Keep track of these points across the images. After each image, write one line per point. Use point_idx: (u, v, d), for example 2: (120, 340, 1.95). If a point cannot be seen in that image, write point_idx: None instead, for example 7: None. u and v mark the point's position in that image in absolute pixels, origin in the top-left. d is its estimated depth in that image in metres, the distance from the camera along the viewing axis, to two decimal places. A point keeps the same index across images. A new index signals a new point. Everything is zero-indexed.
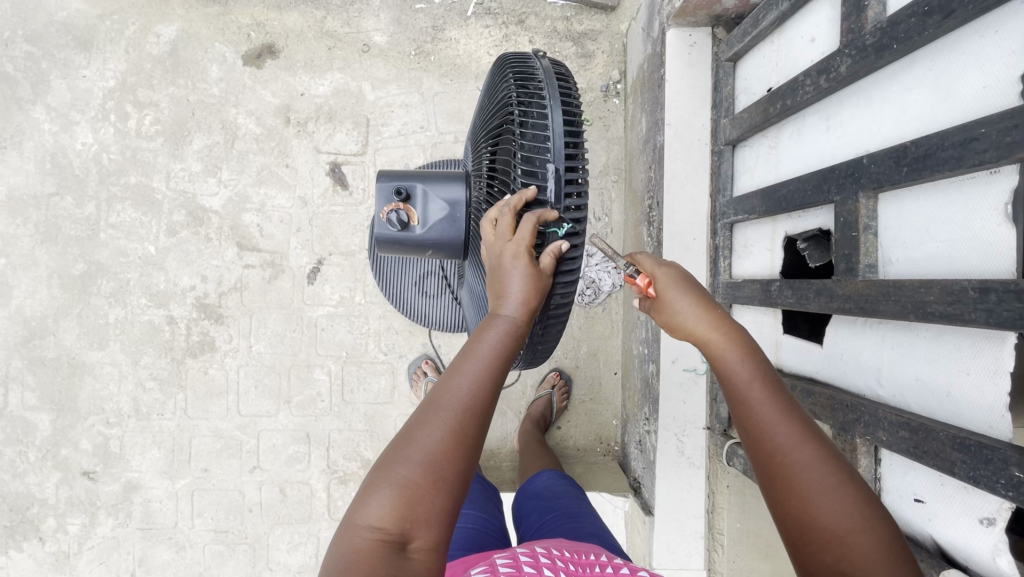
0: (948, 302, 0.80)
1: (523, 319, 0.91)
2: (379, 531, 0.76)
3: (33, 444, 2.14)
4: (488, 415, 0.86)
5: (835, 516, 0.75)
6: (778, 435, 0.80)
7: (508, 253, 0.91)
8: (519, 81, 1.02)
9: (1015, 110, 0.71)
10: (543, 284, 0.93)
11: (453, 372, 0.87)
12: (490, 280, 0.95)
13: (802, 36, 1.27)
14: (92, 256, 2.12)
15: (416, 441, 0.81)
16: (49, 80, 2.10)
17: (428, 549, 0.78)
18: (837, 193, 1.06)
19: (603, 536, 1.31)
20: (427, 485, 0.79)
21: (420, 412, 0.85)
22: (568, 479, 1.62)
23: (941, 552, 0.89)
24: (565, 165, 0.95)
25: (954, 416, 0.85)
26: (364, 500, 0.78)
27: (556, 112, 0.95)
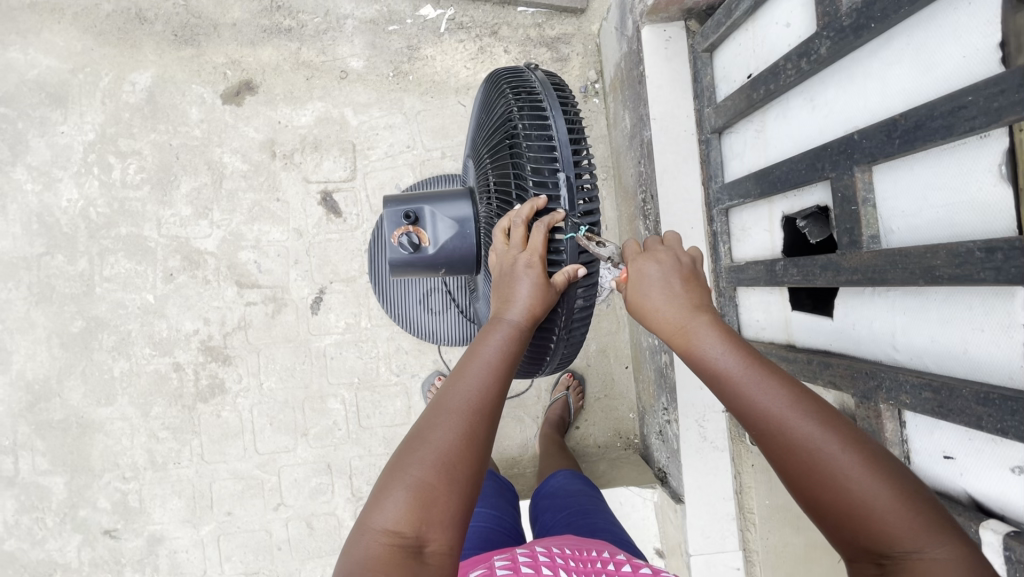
0: (956, 265, 0.84)
1: (531, 323, 0.93)
2: (394, 534, 0.78)
3: (50, 509, 2.10)
4: (496, 417, 0.89)
5: (844, 480, 0.77)
6: (776, 417, 0.82)
7: (521, 261, 0.93)
8: (519, 96, 1.05)
9: (1000, 76, 0.74)
10: (556, 290, 0.95)
11: (458, 376, 0.90)
12: (497, 285, 0.97)
13: (777, 22, 1.31)
14: (90, 311, 2.09)
15: (429, 441, 0.84)
16: (27, 140, 2.07)
17: (443, 553, 0.78)
18: (832, 169, 1.09)
19: (615, 532, 1.34)
20: (442, 486, 0.81)
21: (429, 414, 0.88)
22: (580, 477, 1.63)
23: (975, 504, 0.91)
24: (574, 172, 0.98)
25: (974, 371, 0.89)
26: (378, 504, 0.80)
27: (560, 123, 0.98)
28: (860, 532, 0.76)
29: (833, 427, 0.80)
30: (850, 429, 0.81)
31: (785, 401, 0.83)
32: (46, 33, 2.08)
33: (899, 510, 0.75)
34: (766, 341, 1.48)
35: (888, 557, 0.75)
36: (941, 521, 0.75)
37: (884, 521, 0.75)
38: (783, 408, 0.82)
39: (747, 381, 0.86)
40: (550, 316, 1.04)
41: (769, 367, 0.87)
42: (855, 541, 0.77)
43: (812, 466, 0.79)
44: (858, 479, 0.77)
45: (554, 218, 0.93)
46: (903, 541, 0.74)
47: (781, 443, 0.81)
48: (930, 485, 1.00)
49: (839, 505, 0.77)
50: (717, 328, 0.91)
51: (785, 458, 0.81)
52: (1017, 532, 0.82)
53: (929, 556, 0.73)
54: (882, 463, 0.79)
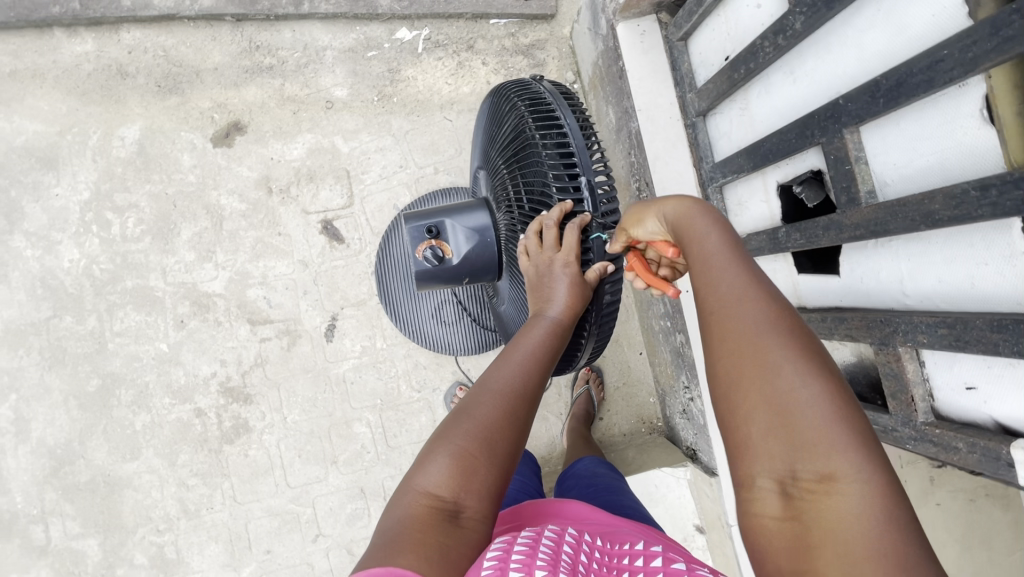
0: (954, 206, 0.90)
1: (570, 319, 0.99)
2: (434, 497, 0.83)
3: (87, 573, 2.07)
4: (535, 402, 0.94)
5: (787, 393, 0.72)
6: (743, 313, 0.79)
7: (558, 261, 0.98)
8: (531, 106, 1.09)
9: (971, 29, 0.81)
10: (589, 288, 1.00)
11: (502, 361, 0.96)
12: (534, 283, 1.02)
13: (747, 5, 1.38)
14: (105, 368, 2.09)
15: (471, 416, 0.89)
16: (22, 207, 2.08)
17: (477, 519, 0.83)
18: (822, 134, 1.16)
19: (640, 509, 1.42)
20: (482, 460, 0.86)
21: (472, 392, 0.94)
22: (606, 463, 1.67)
23: (1003, 428, 0.97)
24: (594, 174, 1.02)
25: (983, 303, 0.95)
26: (423, 468, 0.86)
27: (576, 129, 1.03)
28: (779, 444, 0.72)
29: (804, 350, 0.75)
30: (825, 363, 0.75)
31: (764, 318, 0.78)
32: (29, 99, 2.09)
33: (837, 437, 0.69)
34: None
35: (796, 479, 0.70)
36: (880, 467, 0.68)
37: (810, 441, 0.70)
38: (760, 320, 0.78)
39: (733, 289, 0.82)
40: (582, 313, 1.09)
41: (764, 284, 0.82)
42: (770, 443, 0.72)
43: (760, 372, 0.75)
44: (805, 398, 0.72)
45: (585, 220, 0.98)
46: (825, 466, 0.69)
47: (738, 346, 0.78)
48: (957, 418, 1.06)
49: (769, 413, 0.73)
50: (725, 246, 0.86)
51: (736, 359, 0.77)
52: None
53: (839, 489, 0.67)
54: (843, 400, 0.72)
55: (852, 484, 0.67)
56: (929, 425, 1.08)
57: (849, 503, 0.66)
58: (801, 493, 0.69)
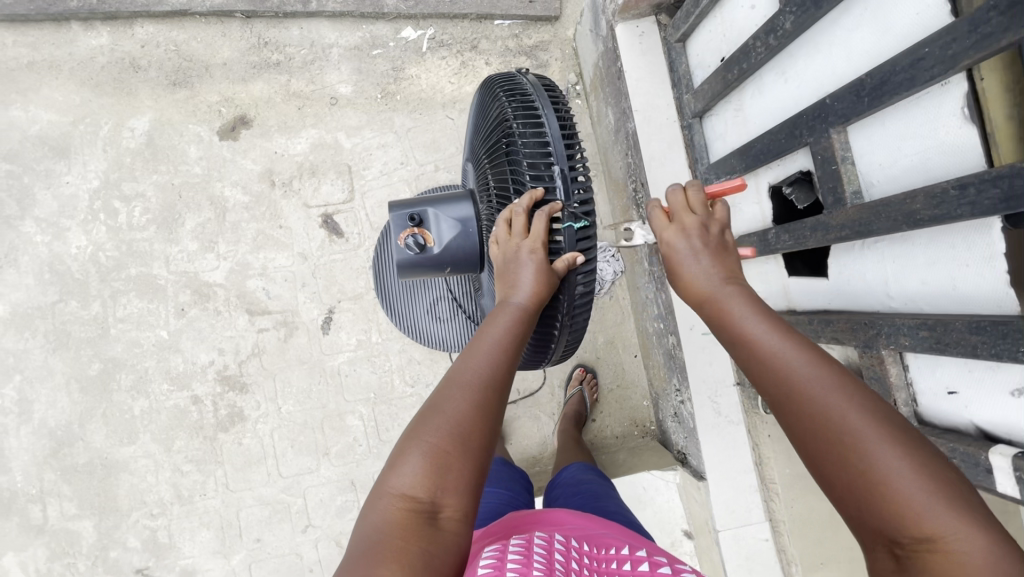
0: (935, 206, 0.89)
1: (535, 306, 0.98)
2: (410, 498, 0.82)
3: (81, 554, 2.11)
4: (505, 390, 0.95)
5: (873, 457, 0.75)
6: (810, 385, 0.83)
7: (525, 248, 0.98)
8: (511, 97, 1.11)
9: (951, 26, 0.81)
10: (556, 277, 1.00)
11: (470, 354, 0.97)
12: (502, 271, 1.03)
13: (742, 6, 1.38)
14: (106, 353, 2.13)
15: (443, 412, 0.89)
16: (34, 193, 2.14)
17: (457, 519, 0.82)
18: (810, 134, 1.15)
19: (626, 514, 1.40)
20: (455, 453, 0.85)
21: (442, 388, 0.94)
22: (594, 469, 1.65)
23: (984, 434, 0.96)
24: (568, 164, 1.03)
25: (964, 305, 0.94)
26: (395, 469, 0.85)
27: (552, 120, 1.04)
28: (873, 507, 0.74)
29: (872, 408, 0.78)
30: (897, 419, 0.79)
31: (828, 380, 0.82)
32: (44, 89, 2.15)
33: (937, 498, 0.70)
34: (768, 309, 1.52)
35: (908, 543, 0.71)
36: (982, 522, 0.70)
37: (909, 504, 0.71)
38: (823, 381, 0.82)
39: (786, 354, 0.87)
40: (553, 303, 1.09)
41: (803, 344, 0.88)
42: (871, 516, 0.74)
43: (841, 435, 0.77)
44: (895, 462, 0.73)
45: (554, 207, 0.98)
46: (930, 527, 0.70)
47: (810, 411, 0.81)
48: (938, 423, 1.04)
49: (859, 479, 0.75)
50: (760, 311, 0.94)
51: (809, 425, 0.81)
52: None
53: (956, 552, 0.68)
54: (925, 455, 0.74)
55: (963, 542, 0.68)
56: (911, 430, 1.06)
57: (967, 564, 0.67)
58: (918, 563, 0.69)
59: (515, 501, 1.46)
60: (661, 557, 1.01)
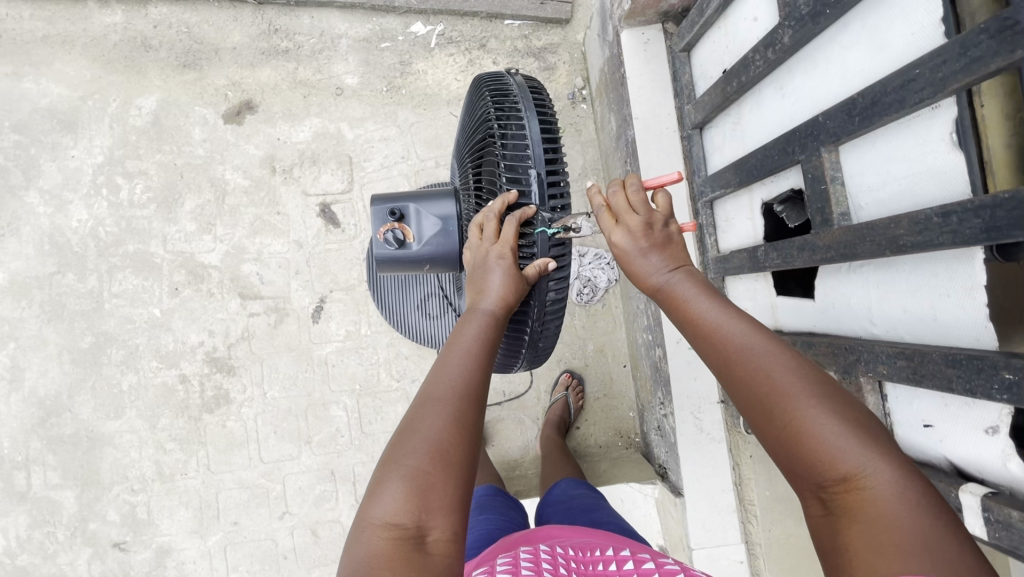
0: (918, 232, 0.86)
1: (504, 311, 0.99)
2: (393, 527, 0.79)
3: (61, 523, 2.13)
4: (482, 401, 0.92)
5: (796, 407, 0.78)
6: (745, 348, 0.85)
7: (494, 253, 0.99)
8: (496, 97, 1.11)
9: (941, 48, 0.78)
10: (525, 282, 1.01)
11: (442, 367, 0.95)
12: (472, 276, 1.03)
13: (745, 18, 1.36)
14: (99, 327, 2.16)
15: (419, 431, 0.87)
16: (40, 165, 2.17)
17: (446, 540, 0.80)
18: (801, 152, 1.13)
19: (621, 523, 1.39)
20: (437, 474, 0.83)
21: (417, 406, 0.91)
22: (584, 485, 1.63)
23: (958, 471, 0.93)
24: (547, 169, 1.03)
25: (944, 337, 0.91)
26: (375, 498, 0.82)
27: (533, 122, 1.03)
28: (806, 462, 0.75)
29: (796, 364, 0.82)
30: (821, 372, 0.82)
31: (757, 339, 0.86)
32: (57, 64, 2.18)
33: (856, 443, 0.73)
34: None
35: (831, 488, 0.73)
36: (900, 463, 0.72)
37: (830, 451, 0.74)
38: (754, 340, 0.86)
39: (720, 318, 0.90)
40: (524, 308, 1.11)
41: (735, 313, 0.91)
42: (805, 470, 0.76)
43: (768, 389, 0.80)
44: (815, 410, 0.77)
45: (526, 213, 0.99)
46: (848, 471, 0.72)
47: (742, 370, 0.84)
48: (913, 456, 1.01)
49: (784, 428, 0.78)
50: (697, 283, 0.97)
51: (740, 381, 0.84)
52: (995, 492, 0.83)
53: (871, 491, 0.70)
54: (847, 405, 0.78)
55: (878, 480, 0.70)
56: None
57: (883, 502, 0.69)
58: (838, 506, 0.73)
59: (509, 526, 1.43)
60: (644, 554, 1.07)
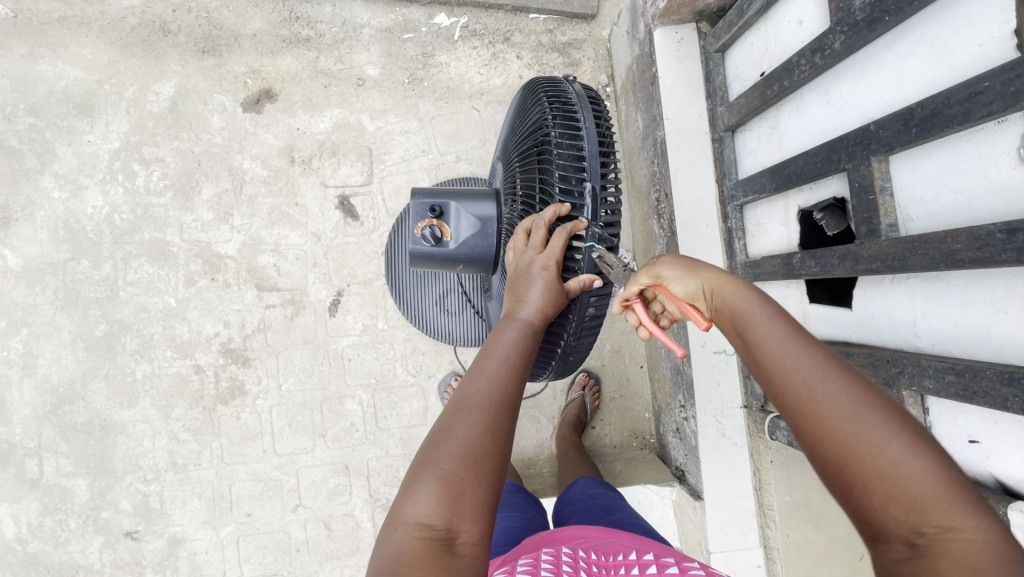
0: (977, 247, 0.85)
1: (542, 323, 0.98)
2: (425, 527, 0.78)
3: (73, 511, 2.12)
4: (517, 409, 0.90)
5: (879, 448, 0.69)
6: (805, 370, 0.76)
7: (538, 263, 0.98)
8: (554, 103, 1.09)
9: (1016, 61, 0.77)
10: (567, 296, 1.00)
11: (477, 371, 0.92)
12: (512, 284, 1.01)
13: (789, 20, 1.34)
14: (114, 315, 2.13)
15: (454, 435, 0.85)
16: (55, 149, 2.13)
17: (475, 544, 0.79)
18: (848, 160, 1.11)
19: (642, 525, 1.36)
20: (469, 479, 0.82)
21: (451, 408, 0.89)
22: (604, 483, 1.61)
23: (1003, 488, 0.92)
24: (600, 183, 1.02)
25: (997, 354, 0.90)
26: (408, 497, 0.81)
27: (592, 133, 1.02)
28: (885, 501, 0.68)
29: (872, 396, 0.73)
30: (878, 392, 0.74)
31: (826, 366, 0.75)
32: (73, 46, 2.14)
33: (951, 491, 0.66)
34: None
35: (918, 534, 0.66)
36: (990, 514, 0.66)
37: (916, 496, 0.66)
38: (822, 369, 0.75)
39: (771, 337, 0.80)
40: (562, 320, 1.09)
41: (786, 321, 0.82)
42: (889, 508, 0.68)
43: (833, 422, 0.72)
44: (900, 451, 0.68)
45: (577, 226, 0.98)
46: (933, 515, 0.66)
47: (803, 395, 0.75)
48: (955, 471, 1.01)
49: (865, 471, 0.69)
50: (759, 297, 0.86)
51: (797, 413, 0.75)
52: None
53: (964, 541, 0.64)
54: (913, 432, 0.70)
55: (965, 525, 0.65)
56: None
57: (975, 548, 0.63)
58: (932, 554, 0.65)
59: (532, 526, 1.43)
60: (668, 558, 1.02)
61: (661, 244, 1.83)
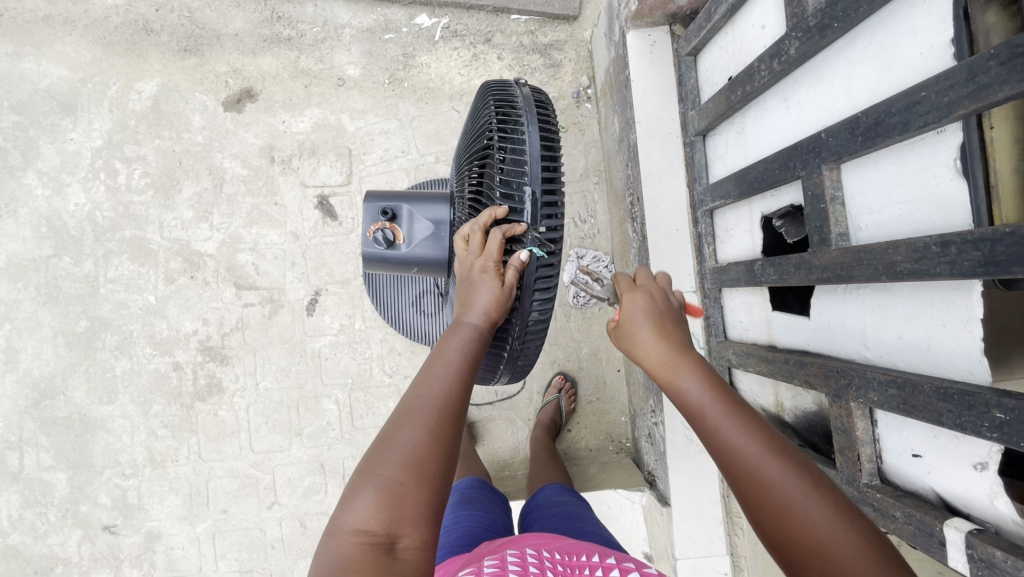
0: (915, 259, 0.84)
1: (489, 326, 0.98)
2: (364, 534, 0.77)
3: (52, 504, 2.15)
4: (461, 416, 0.91)
5: (802, 514, 0.79)
6: (745, 448, 0.85)
7: (478, 266, 0.98)
8: (500, 107, 1.08)
9: (949, 71, 0.75)
10: (511, 297, 1.00)
11: (423, 380, 0.93)
12: (458, 290, 1.02)
13: (753, 25, 1.33)
14: (94, 311, 2.16)
15: (396, 442, 0.84)
16: (38, 147, 2.16)
17: (417, 548, 0.78)
18: (802, 168, 1.10)
19: (604, 534, 1.35)
20: (410, 484, 0.81)
21: (397, 416, 0.89)
22: (569, 490, 1.60)
23: (944, 503, 0.92)
24: (542, 188, 1.01)
25: (938, 368, 0.89)
26: (347, 505, 0.80)
27: (535, 137, 1.01)
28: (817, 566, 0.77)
29: (805, 476, 0.82)
30: (803, 463, 0.84)
31: (769, 452, 0.84)
32: (57, 45, 2.16)
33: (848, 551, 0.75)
34: (750, 341, 1.48)
35: None
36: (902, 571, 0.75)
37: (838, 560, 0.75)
38: (754, 446, 0.85)
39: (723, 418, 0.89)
40: (506, 325, 1.09)
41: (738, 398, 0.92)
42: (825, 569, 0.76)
43: (771, 498, 0.81)
44: (816, 518, 0.78)
45: (513, 229, 0.98)
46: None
47: (746, 475, 0.84)
48: (901, 485, 1.00)
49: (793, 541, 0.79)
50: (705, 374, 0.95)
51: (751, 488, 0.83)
52: (980, 530, 0.82)
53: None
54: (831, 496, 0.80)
55: None
56: (872, 487, 1.03)
57: None
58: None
59: (494, 525, 1.40)
60: (629, 562, 1.04)
61: (634, 248, 1.82)
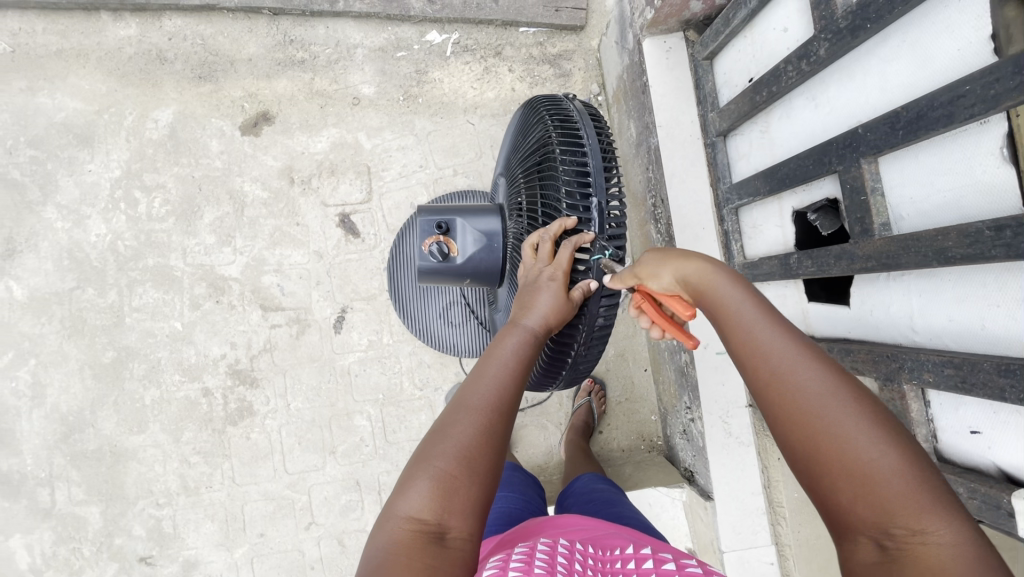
0: (967, 244, 0.88)
1: (545, 332, 1.00)
2: (415, 522, 0.79)
3: (86, 539, 2.13)
4: (513, 417, 0.91)
5: (851, 444, 0.73)
6: (795, 374, 0.81)
7: (545, 274, 1.01)
8: (558, 121, 1.12)
9: (994, 66, 0.80)
10: (572, 305, 1.02)
11: (479, 375, 0.94)
12: (521, 294, 1.05)
13: (774, 28, 1.38)
14: (120, 341, 2.15)
15: (449, 435, 0.86)
16: (57, 180, 2.16)
17: (464, 538, 0.80)
18: (839, 163, 1.14)
19: (643, 519, 1.39)
20: (462, 478, 0.82)
21: (450, 408, 0.91)
22: (606, 479, 1.61)
23: (1006, 475, 0.96)
24: (606, 198, 1.06)
25: (992, 346, 0.93)
26: (402, 492, 0.82)
27: (596, 150, 1.06)
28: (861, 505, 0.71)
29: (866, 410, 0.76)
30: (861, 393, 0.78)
31: (828, 380, 0.79)
32: (72, 77, 2.17)
33: (903, 487, 0.70)
34: None
35: (891, 532, 0.69)
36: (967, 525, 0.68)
37: (888, 498, 0.70)
38: (806, 373, 0.80)
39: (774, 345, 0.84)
40: (571, 329, 1.11)
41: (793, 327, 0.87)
42: (869, 505, 0.71)
43: (816, 428, 0.76)
44: (872, 449, 0.72)
45: (582, 239, 1.01)
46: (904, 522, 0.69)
47: (792, 403, 0.79)
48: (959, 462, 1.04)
49: (840, 475, 0.73)
50: (760, 308, 0.89)
51: (794, 417, 0.79)
52: None
53: (935, 543, 0.67)
54: (890, 431, 0.74)
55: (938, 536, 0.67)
56: None
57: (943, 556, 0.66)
58: (898, 548, 0.68)
59: (531, 507, 1.42)
60: (665, 553, 0.98)
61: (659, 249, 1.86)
